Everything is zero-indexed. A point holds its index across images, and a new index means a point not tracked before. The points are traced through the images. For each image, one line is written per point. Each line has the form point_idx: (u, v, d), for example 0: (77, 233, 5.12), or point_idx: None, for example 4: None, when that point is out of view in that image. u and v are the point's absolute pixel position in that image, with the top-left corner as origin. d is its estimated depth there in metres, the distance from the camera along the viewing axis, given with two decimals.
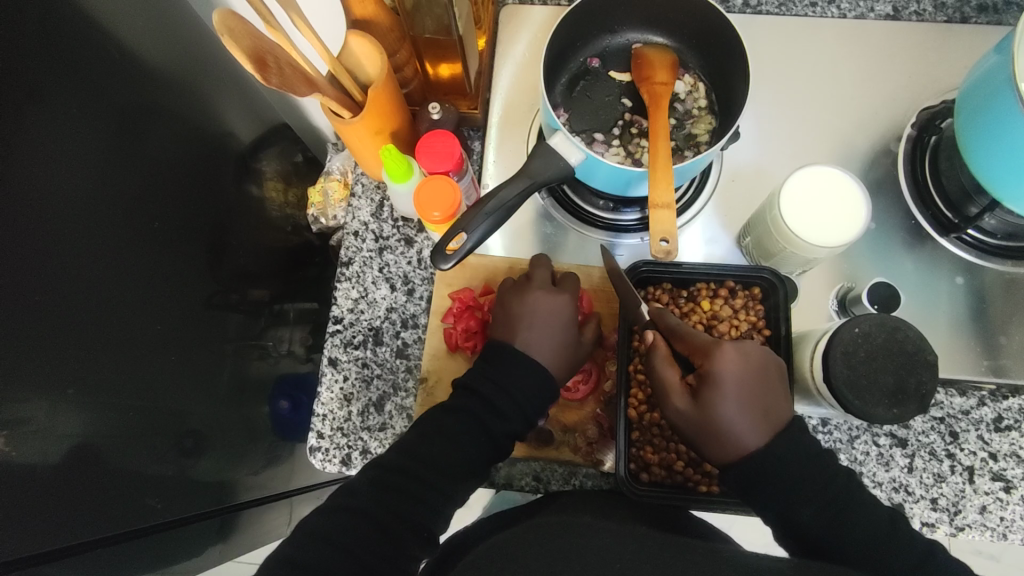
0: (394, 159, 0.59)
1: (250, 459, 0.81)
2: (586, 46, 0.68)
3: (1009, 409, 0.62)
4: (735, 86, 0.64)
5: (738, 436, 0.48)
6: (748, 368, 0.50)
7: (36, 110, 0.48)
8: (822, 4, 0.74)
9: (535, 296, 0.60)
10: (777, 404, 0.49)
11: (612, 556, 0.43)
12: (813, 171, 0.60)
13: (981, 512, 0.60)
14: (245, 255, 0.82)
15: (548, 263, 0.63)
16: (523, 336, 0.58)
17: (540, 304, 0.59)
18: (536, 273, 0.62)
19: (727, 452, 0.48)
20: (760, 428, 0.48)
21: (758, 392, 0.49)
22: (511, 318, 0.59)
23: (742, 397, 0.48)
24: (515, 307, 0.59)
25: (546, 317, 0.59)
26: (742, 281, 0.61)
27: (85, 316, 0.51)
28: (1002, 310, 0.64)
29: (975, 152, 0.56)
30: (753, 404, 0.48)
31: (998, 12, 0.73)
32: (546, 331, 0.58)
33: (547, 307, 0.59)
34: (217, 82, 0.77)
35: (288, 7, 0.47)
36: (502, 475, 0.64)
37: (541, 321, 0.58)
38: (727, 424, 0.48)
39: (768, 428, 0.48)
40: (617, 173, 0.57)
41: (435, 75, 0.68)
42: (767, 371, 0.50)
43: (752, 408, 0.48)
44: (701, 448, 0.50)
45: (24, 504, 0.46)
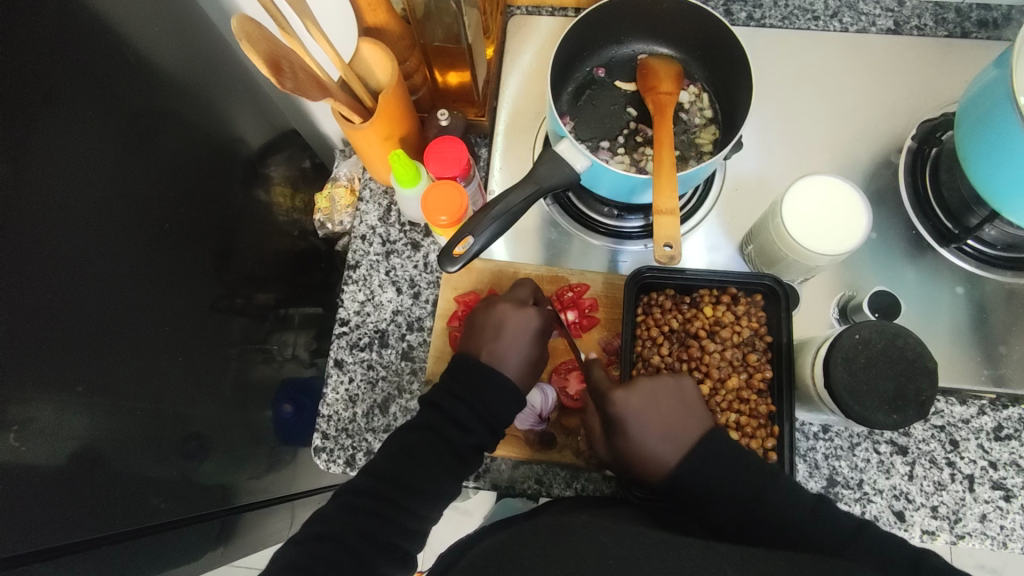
0: (403, 164, 0.60)
1: (253, 462, 0.82)
2: (592, 56, 0.70)
3: (1009, 418, 0.62)
4: (738, 97, 0.65)
5: (656, 461, 0.52)
6: (644, 396, 0.54)
7: (49, 114, 0.49)
8: (825, 18, 0.76)
9: (502, 309, 0.60)
10: (684, 421, 0.53)
11: (604, 552, 0.43)
12: (810, 180, 0.61)
13: (982, 520, 0.60)
14: (251, 259, 0.83)
15: (530, 284, 0.64)
16: (492, 347, 0.59)
17: (507, 317, 0.60)
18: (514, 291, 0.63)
19: (653, 475, 0.53)
20: (667, 449, 0.52)
21: (657, 416, 0.53)
22: (476, 331, 0.60)
23: (643, 428, 0.53)
24: (481, 322, 0.60)
25: (512, 331, 0.59)
26: (745, 288, 0.61)
27: (93, 316, 0.52)
28: (1003, 321, 0.65)
29: (976, 163, 0.57)
30: (658, 430, 0.53)
31: (998, 27, 0.74)
32: (514, 344, 0.59)
33: (514, 321, 0.60)
34: (227, 89, 0.78)
35: (302, 14, 0.48)
36: (505, 478, 0.64)
37: (507, 335, 0.59)
38: (640, 452, 0.53)
39: (680, 445, 0.52)
40: (622, 180, 0.58)
41: (444, 82, 0.69)
42: (663, 397, 0.54)
43: (652, 436, 0.53)
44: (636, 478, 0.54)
45: (31, 501, 0.47)
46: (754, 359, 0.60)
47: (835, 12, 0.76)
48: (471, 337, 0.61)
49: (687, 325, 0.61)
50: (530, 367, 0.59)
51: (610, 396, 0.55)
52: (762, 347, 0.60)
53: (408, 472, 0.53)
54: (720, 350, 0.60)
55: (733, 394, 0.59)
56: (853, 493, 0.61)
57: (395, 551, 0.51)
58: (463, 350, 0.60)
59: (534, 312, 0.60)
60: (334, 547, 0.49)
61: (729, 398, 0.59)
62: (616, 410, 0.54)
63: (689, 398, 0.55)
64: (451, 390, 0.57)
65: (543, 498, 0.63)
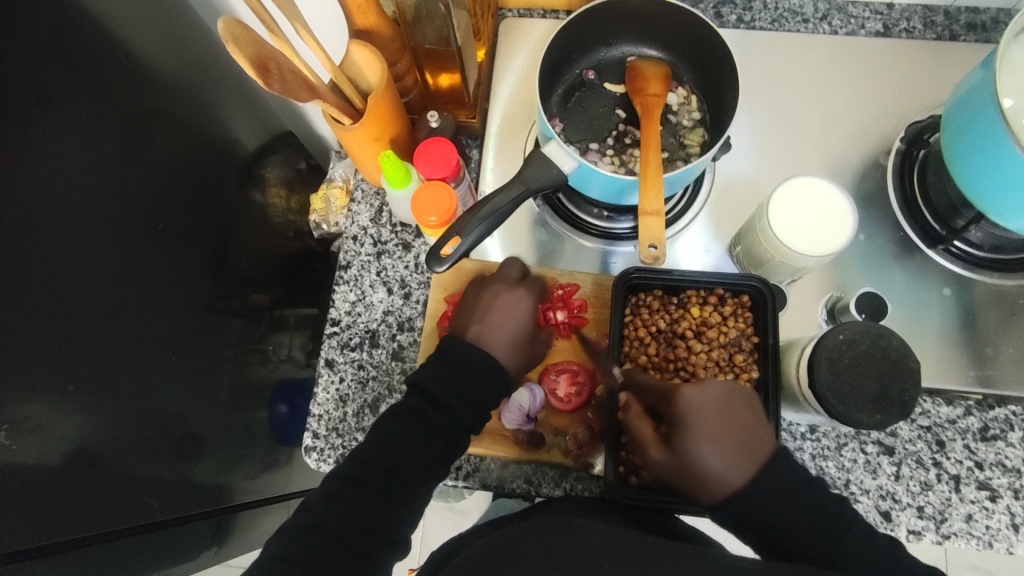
0: (393, 165, 0.61)
1: (248, 462, 0.82)
2: (582, 58, 0.70)
3: (995, 419, 0.63)
4: (726, 99, 0.66)
5: (720, 475, 0.48)
6: (716, 403, 0.51)
7: (44, 115, 0.50)
8: (814, 20, 0.76)
9: (491, 291, 0.62)
10: (750, 440, 0.49)
11: (601, 555, 0.44)
12: (808, 183, 0.61)
13: (968, 520, 0.60)
14: (246, 260, 0.83)
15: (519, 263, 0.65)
16: (480, 323, 0.60)
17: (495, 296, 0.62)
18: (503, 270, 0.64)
19: (714, 494, 0.48)
20: (729, 469, 0.48)
21: (729, 425, 0.50)
22: (466, 312, 0.62)
23: (714, 433, 0.49)
24: (471, 303, 0.62)
25: (500, 310, 0.61)
26: (732, 288, 0.62)
27: (87, 316, 0.53)
28: (991, 322, 0.65)
29: (962, 165, 0.57)
30: (727, 440, 0.49)
31: (986, 30, 0.74)
32: (503, 321, 0.60)
33: (502, 302, 0.61)
34: (223, 91, 0.79)
35: (291, 17, 0.48)
36: (494, 477, 0.65)
37: (495, 314, 0.61)
38: (701, 465, 0.48)
39: (749, 464, 0.48)
40: (610, 181, 0.58)
41: (435, 84, 0.70)
42: (737, 406, 0.51)
43: (715, 449, 0.49)
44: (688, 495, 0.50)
45: (24, 499, 0.47)
46: (740, 359, 0.60)
47: (825, 15, 0.76)
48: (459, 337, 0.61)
49: (674, 325, 0.62)
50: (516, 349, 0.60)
51: (678, 391, 0.52)
52: (748, 347, 0.61)
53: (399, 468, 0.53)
54: (706, 351, 0.61)
55: None
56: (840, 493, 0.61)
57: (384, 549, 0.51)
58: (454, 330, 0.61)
59: (525, 294, 0.63)
60: (324, 546, 0.49)
61: None
62: (682, 408, 0.51)
63: (759, 419, 0.51)
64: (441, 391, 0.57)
65: (532, 498, 0.63)
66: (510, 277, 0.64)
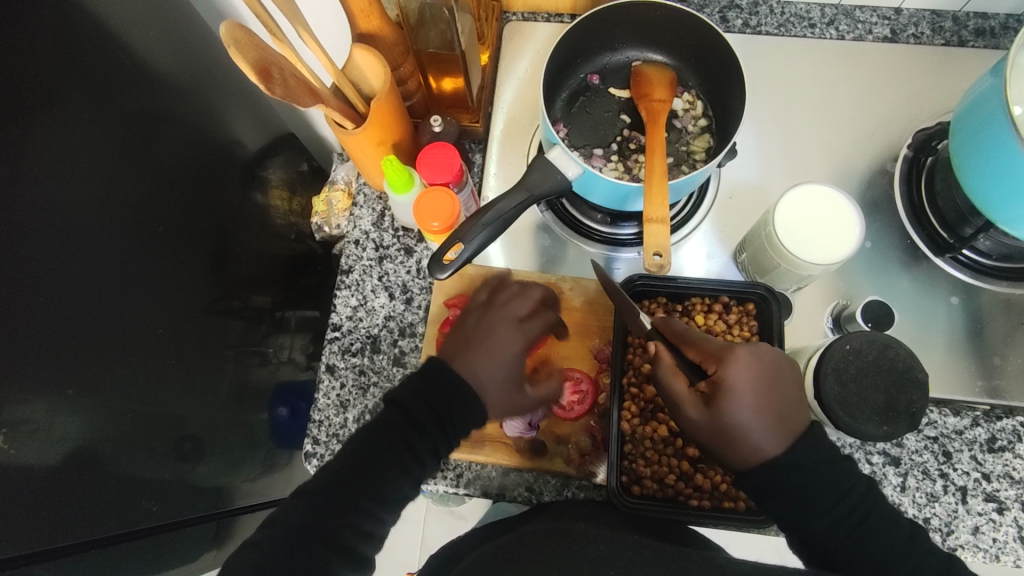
0: (395, 170, 0.60)
1: (248, 465, 0.82)
2: (587, 63, 0.70)
3: (1003, 430, 0.62)
4: (733, 105, 0.65)
5: (758, 444, 0.48)
6: (761, 372, 0.50)
7: (46, 116, 0.49)
8: (821, 25, 0.75)
9: (492, 322, 0.59)
10: (790, 410, 0.49)
11: (603, 562, 0.44)
12: (816, 188, 0.60)
13: (975, 532, 0.59)
14: (248, 262, 0.83)
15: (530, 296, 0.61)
16: (468, 358, 0.57)
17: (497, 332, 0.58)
18: (512, 302, 0.60)
19: (746, 460, 0.48)
20: (768, 437, 0.48)
21: (772, 396, 0.49)
22: (463, 337, 0.59)
23: (757, 402, 0.48)
24: (470, 329, 0.59)
25: (496, 344, 0.58)
26: (737, 297, 0.61)
27: (88, 319, 0.52)
28: (999, 332, 0.64)
29: (971, 173, 0.56)
30: (772, 409, 0.49)
31: (995, 36, 0.73)
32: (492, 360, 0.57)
33: (500, 337, 0.58)
34: (226, 92, 0.78)
35: (294, 21, 0.48)
36: (495, 484, 0.64)
37: (490, 346, 0.57)
38: (743, 430, 0.48)
39: (784, 433, 0.48)
40: (614, 187, 0.57)
41: (438, 88, 0.69)
42: (779, 374, 0.50)
43: (758, 416, 0.48)
44: (718, 456, 0.49)
45: (21, 503, 0.47)
46: None
47: (831, 20, 0.75)
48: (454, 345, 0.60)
49: None
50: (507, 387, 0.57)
51: (729, 360, 0.50)
52: None
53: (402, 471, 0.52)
54: None
55: None
56: None
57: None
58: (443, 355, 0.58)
59: (523, 334, 0.59)
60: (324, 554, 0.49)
61: None
62: (731, 377, 0.49)
63: (795, 388, 0.51)
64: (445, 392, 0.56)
65: (533, 506, 0.63)
66: (518, 312, 0.60)
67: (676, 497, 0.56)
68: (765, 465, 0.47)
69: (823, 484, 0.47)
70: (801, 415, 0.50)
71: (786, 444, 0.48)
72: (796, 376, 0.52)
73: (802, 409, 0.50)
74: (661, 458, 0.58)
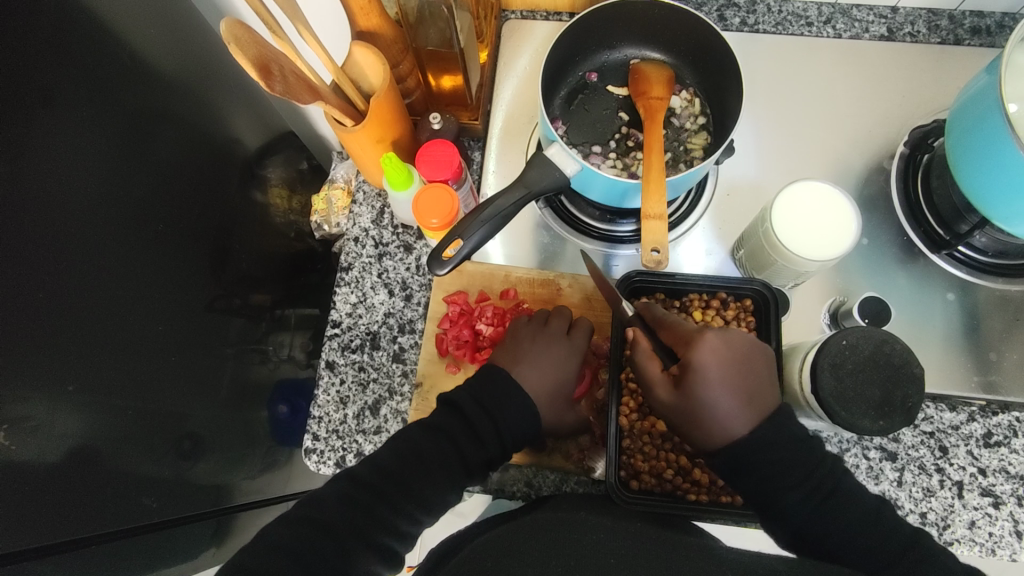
0: (394, 167, 0.61)
1: (247, 463, 0.82)
2: (585, 61, 0.70)
3: (999, 425, 0.62)
4: (731, 102, 0.65)
5: (724, 423, 0.48)
6: (731, 355, 0.51)
7: (46, 114, 0.49)
8: (818, 24, 0.76)
9: (546, 341, 0.60)
10: (761, 392, 0.50)
11: (605, 551, 0.43)
12: (810, 186, 0.61)
13: (971, 527, 0.60)
14: (248, 260, 0.83)
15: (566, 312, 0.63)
16: (518, 370, 0.58)
17: (545, 348, 0.60)
18: (552, 320, 0.62)
19: (713, 439, 0.49)
20: (735, 416, 0.48)
21: (741, 377, 0.50)
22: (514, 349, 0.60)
23: (725, 382, 0.49)
24: (518, 345, 0.60)
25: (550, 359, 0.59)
26: (734, 292, 0.61)
27: (88, 316, 0.52)
28: (994, 328, 0.65)
29: (967, 170, 0.57)
30: (740, 389, 0.49)
31: (991, 34, 0.74)
32: (542, 375, 0.58)
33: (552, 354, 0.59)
34: (225, 90, 0.79)
35: (293, 18, 0.48)
36: (494, 480, 0.64)
37: (544, 361, 0.59)
38: (709, 409, 0.49)
39: (753, 413, 0.49)
40: (612, 184, 0.58)
41: (437, 86, 0.70)
42: (750, 358, 0.51)
43: (726, 396, 0.49)
44: (689, 436, 0.50)
45: (22, 499, 0.47)
46: None
47: (829, 18, 0.76)
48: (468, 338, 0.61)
49: None
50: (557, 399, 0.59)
51: (698, 342, 0.51)
52: None
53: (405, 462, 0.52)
54: None
55: None
56: None
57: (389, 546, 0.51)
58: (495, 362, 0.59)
59: (572, 349, 0.60)
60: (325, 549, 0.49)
61: None
62: (699, 358, 0.50)
63: (768, 373, 0.52)
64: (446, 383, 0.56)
65: (532, 501, 0.63)
66: (559, 331, 0.62)
67: (674, 492, 0.57)
68: (732, 444, 0.48)
69: (820, 477, 0.47)
70: (775, 400, 0.50)
71: (754, 424, 0.48)
72: (770, 361, 0.53)
73: (775, 394, 0.51)
74: (658, 453, 0.59)
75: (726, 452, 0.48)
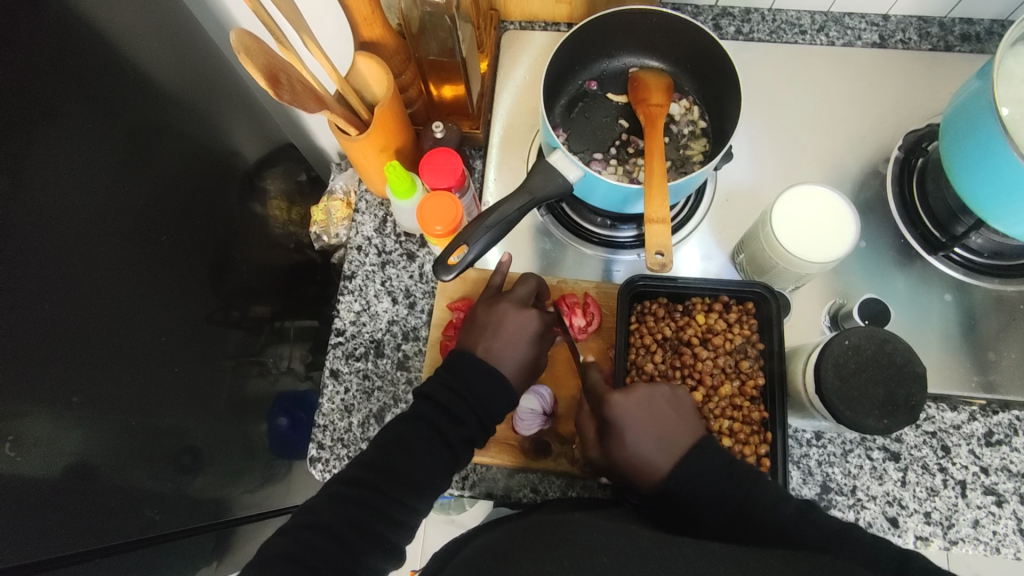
0: (398, 176, 0.61)
1: (247, 476, 0.82)
2: (584, 69, 0.71)
3: (999, 424, 0.63)
4: (728, 109, 0.67)
5: (646, 470, 0.50)
6: (641, 401, 0.52)
7: (50, 128, 0.50)
8: (812, 32, 0.77)
9: (503, 307, 0.60)
10: (678, 430, 0.51)
11: (601, 551, 0.42)
12: (832, 202, 0.61)
13: (974, 526, 0.60)
14: (247, 272, 0.83)
15: (533, 282, 0.63)
16: (486, 344, 0.58)
17: (508, 317, 0.59)
18: (516, 289, 0.62)
19: (642, 483, 0.50)
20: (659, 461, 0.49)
21: (652, 423, 0.51)
22: (477, 328, 0.59)
23: (638, 433, 0.51)
24: (482, 318, 0.59)
25: (511, 329, 0.58)
26: (736, 296, 0.62)
27: (90, 327, 0.53)
28: (992, 329, 0.65)
29: (963, 174, 0.58)
30: (651, 433, 0.51)
31: (981, 41, 0.75)
32: (512, 344, 0.58)
33: (514, 319, 0.59)
34: (226, 103, 0.79)
35: (300, 28, 0.49)
36: (500, 486, 0.64)
37: (506, 331, 0.58)
38: (633, 461, 0.50)
39: (674, 451, 0.50)
40: (614, 190, 0.58)
41: (439, 95, 0.70)
42: (660, 406, 0.52)
43: (645, 446, 0.50)
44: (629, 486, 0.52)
45: (28, 515, 0.47)
46: (747, 365, 0.60)
47: (822, 26, 0.77)
48: (462, 333, 0.60)
49: (679, 333, 0.62)
50: (525, 365, 0.58)
51: (605, 398, 0.53)
52: (754, 354, 0.61)
53: (412, 468, 0.52)
54: (713, 357, 0.61)
55: (727, 401, 0.60)
56: (846, 500, 0.61)
57: (397, 551, 0.51)
58: (461, 346, 0.59)
59: (535, 314, 0.60)
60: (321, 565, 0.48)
61: (723, 404, 0.59)
62: (612, 412, 0.52)
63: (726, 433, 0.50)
64: (447, 384, 0.55)
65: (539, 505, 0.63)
66: (524, 299, 0.61)
67: None
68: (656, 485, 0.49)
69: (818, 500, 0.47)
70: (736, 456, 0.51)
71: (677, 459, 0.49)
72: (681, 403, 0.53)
73: None
74: None
75: (659, 494, 0.49)
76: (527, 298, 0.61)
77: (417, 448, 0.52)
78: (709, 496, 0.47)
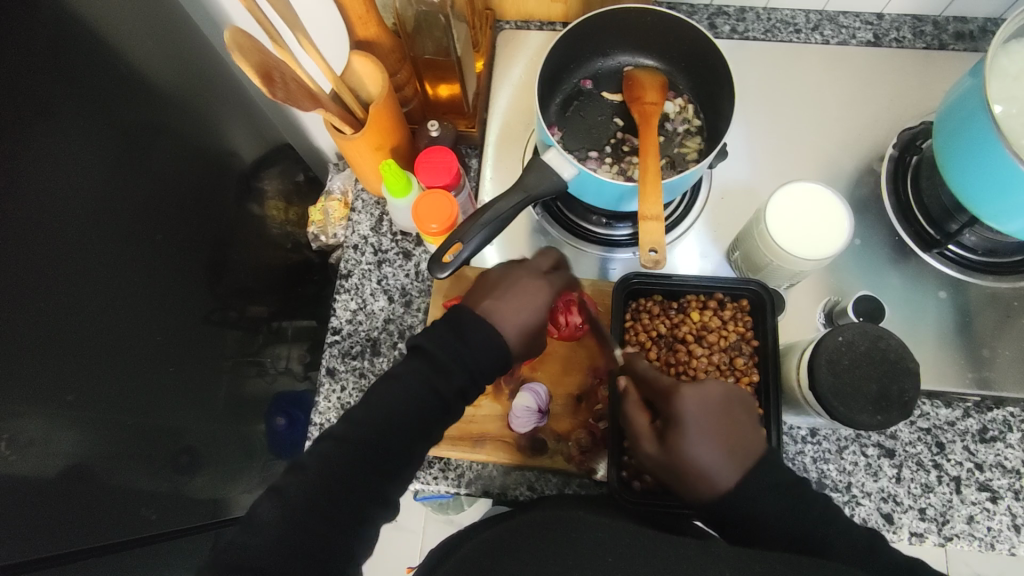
0: (394, 174, 0.61)
1: (244, 476, 0.82)
2: (580, 68, 0.72)
3: (993, 421, 0.63)
4: (723, 107, 0.67)
5: (711, 476, 0.46)
6: (711, 398, 0.49)
7: (46, 127, 0.50)
8: (807, 31, 0.77)
9: (516, 272, 0.58)
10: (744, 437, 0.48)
11: (604, 550, 0.43)
12: (826, 199, 0.61)
13: (969, 522, 0.60)
14: (245, 272, 0.83)
15: (552, 254, 0.61)
16: (489, 301, 0.56)
17: (521, 281, 0.57)
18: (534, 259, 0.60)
19: (700, 491, 0.47)
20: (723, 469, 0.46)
21: (722, 424, 0.48)
22: (483, 288, 0.58)
23: (706, 435, 0.47)
24: (492, 281, 0.58)
25: (521, 293, 0.57)
26: (731, 293, 0.63)
27: (86, 326, 0.53)
28: (987, 326, 0.66)
29: (956, 172, 0.58)
30: (720, 438, 0.47)
31: (974, 39, 0.76)
32: (519, 308, 0.56)
33: (526, 286, 0.57)
34: (223, 103, 0.79)
35: (294, 26, 0.49)
36: (496, 484, 0.65)
37: (514, 294, 0.57)
38: (699, 464, 0.46)
39: (741, 461, 0.47)
40: (609, 187, 0.59)
41: (435, 94, 0.71)
42: (731, 409, 0.49)
43: (713, 449, 0.47)
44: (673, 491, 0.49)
45: (24, 513, 0.47)
46: (741, 363, 0.60)
47: (817, 25, 0.78)
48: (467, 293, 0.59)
49: (675, 329, 0.62)
50: (529, 333, 0.56)
51: (674, 392, 0.49)
52: (749, 351, 0.61)
53: (407, 465, 0.52)
54: (707, 355, 0.61)
55: None
56: (842, 496, 0.61)
57: None
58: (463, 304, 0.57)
59: (547, 284, 0.58)
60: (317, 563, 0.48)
61: None
62: (680, 405, 0.48)
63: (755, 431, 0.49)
64: None
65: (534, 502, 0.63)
66: (541, 267, 0.60)
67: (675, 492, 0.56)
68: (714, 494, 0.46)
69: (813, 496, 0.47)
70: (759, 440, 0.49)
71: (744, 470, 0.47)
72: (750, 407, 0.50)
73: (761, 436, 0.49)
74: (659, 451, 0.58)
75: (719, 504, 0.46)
76: (544, 268, 0.60)
77: (416, 443, 0.52)
78: (703, 491, 0.47)
